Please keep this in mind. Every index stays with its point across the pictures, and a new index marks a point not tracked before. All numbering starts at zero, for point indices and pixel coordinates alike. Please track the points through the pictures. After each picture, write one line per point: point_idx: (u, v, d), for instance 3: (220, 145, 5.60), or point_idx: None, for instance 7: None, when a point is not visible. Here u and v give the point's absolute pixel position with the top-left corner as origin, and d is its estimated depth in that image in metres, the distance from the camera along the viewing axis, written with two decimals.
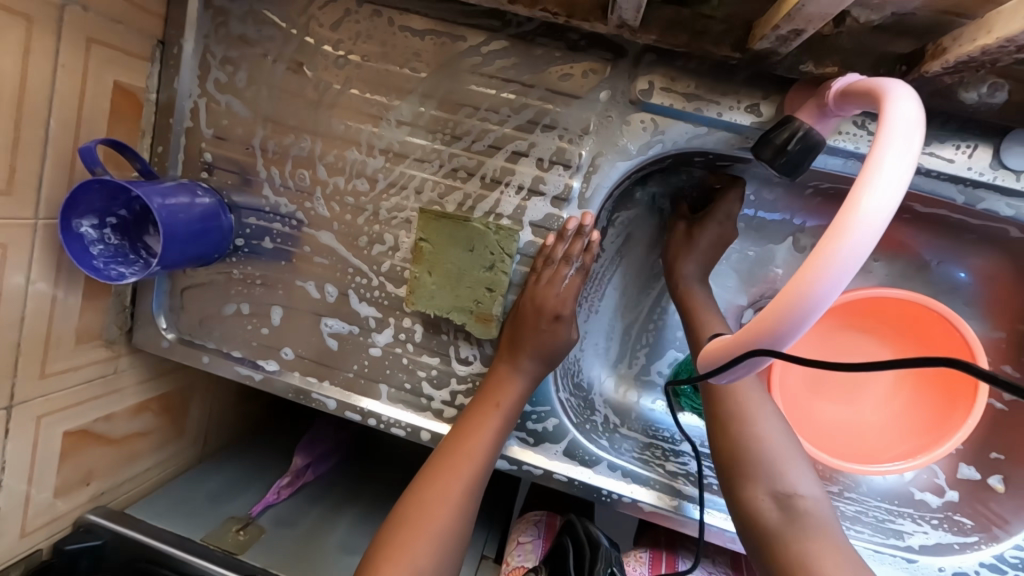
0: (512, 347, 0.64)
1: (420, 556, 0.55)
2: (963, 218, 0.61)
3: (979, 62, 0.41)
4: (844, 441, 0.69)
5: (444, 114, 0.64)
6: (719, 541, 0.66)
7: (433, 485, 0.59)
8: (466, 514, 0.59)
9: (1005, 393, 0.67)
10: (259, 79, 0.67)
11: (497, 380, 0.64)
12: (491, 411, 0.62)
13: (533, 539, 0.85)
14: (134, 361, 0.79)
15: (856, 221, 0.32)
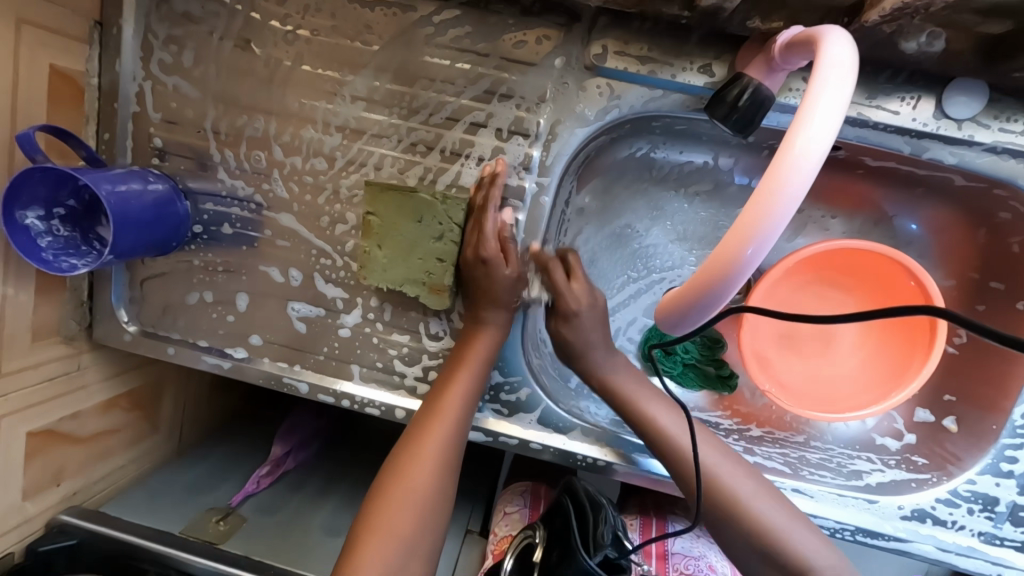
0: (473, 307, 0.64)
1: (399, 522, 0.56)
2: (910, 170, 0.63)
3: (913, 7, 0.42)
4: (825, 388, 0.72)
5: (400, 88, 0.63)
6: None
7: (412, 448, 0.60)
8: (447, 472, 0.60)
9: (956, 338, 0.70)
10: (207, 59, 0.65)
11: (466, 339, 0.64)
12: (460, 371, 0.63)
13: (519, 509, 0.88)
14: (98, 357, 0.77)
15: (793, 157, 0.33)
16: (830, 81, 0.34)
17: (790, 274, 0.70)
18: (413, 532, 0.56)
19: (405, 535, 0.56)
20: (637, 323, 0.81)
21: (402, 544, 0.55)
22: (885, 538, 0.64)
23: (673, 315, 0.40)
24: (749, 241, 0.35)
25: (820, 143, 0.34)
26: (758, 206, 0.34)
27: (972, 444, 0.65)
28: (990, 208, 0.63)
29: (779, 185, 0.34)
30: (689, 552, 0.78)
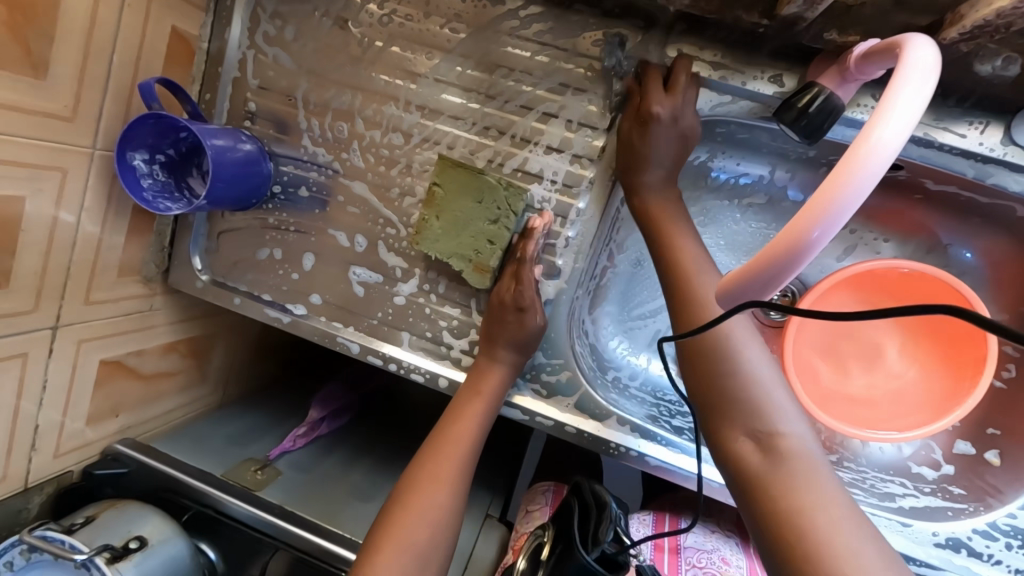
0: (490, 343, 0.68)
1: (414, 534, 0.59)
2: (971, 197, 0.63)
3: (993, 26, 0.44)
4: (879, 412, 0.71)
5: (480, 74, 0.67)
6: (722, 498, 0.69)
7: (426, 470, 0.64)
8: (457, 496, 0.64)
9: (1003, 372, 0.69)
10: (306, 34, 0.70)
11: (479, 372, 0.68)
12: (473, 400, 0.67)
13: (541, 506, 0.89)
14: (168, 302, 0.82)
15: (870, 147, 0.35)
16: (909, 86, 0.36)
17: (835, 291, 0.71)
18: (424, 546, 0.59)
19: (417, 547, 0.59)
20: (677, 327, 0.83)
21: (414, 558, 0.58)
22: (917, 563, 0.63)
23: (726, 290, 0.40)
24: (817, 223, 0.36)
25: (892, 142, 0.35)
26: (831, 189, 0.36)
27: (1015, 478, 0.64)
28: None
29: (856, 175, 0.35)
30: (702, 546, 0.79)
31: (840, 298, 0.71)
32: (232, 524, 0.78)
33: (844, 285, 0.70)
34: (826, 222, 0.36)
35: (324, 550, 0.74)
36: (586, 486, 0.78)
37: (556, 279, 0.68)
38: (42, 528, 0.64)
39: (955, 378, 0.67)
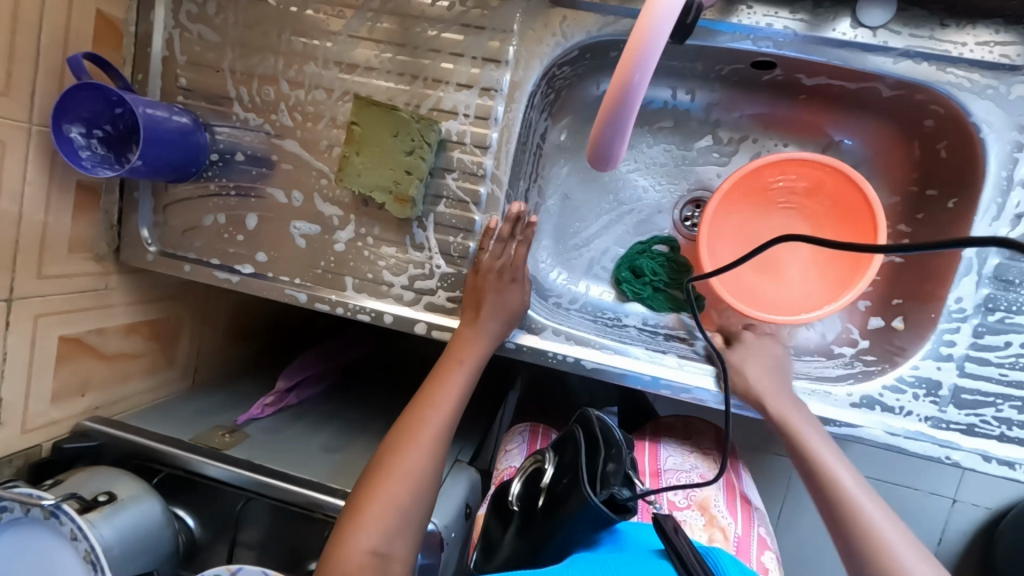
0: (475, 309, 0.71)
1: (396, 492, 0.64)
2: (843, 85, 0.70)
3: None
4: (800, 298, 0.76)
5: (390, 25, 0.73)
6: (666, 394, 0.72)
7: (409, 432, 0.69)
8: (437, 454, 0.68)
9: (902, 247, 0.75)
10: (228, 8, 0.75)
11: (462, 339, 0.72)
12: (454, 369, 0.71)
13: (518, 445, 0.93)
14: (124, 282, 0.86)
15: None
16: None
17: (738, 200, 0.78)
18: (406, 501, 0.64)
19: (397, 503, 0.64)
20: (610, 253, 0.88)
21: (395, 512, 0.63)
22: (836, 424, 0.68)
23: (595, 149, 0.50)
24: (633, 68, 0.45)
25: None
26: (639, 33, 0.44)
27: (916, 335, 0.69)
28: (917, 116, 0.69)
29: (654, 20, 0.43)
30: (681, 467, 0.86)
31: (741, 201, 0.78)
32: (204, 482, 0.81)
33: (749, 178, 0.76)
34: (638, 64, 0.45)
35: (291, 493, 0.77)
36: (594, 419, 0.75)
37: (481, 205, 0.73)
38: (10, 488, 0.66)
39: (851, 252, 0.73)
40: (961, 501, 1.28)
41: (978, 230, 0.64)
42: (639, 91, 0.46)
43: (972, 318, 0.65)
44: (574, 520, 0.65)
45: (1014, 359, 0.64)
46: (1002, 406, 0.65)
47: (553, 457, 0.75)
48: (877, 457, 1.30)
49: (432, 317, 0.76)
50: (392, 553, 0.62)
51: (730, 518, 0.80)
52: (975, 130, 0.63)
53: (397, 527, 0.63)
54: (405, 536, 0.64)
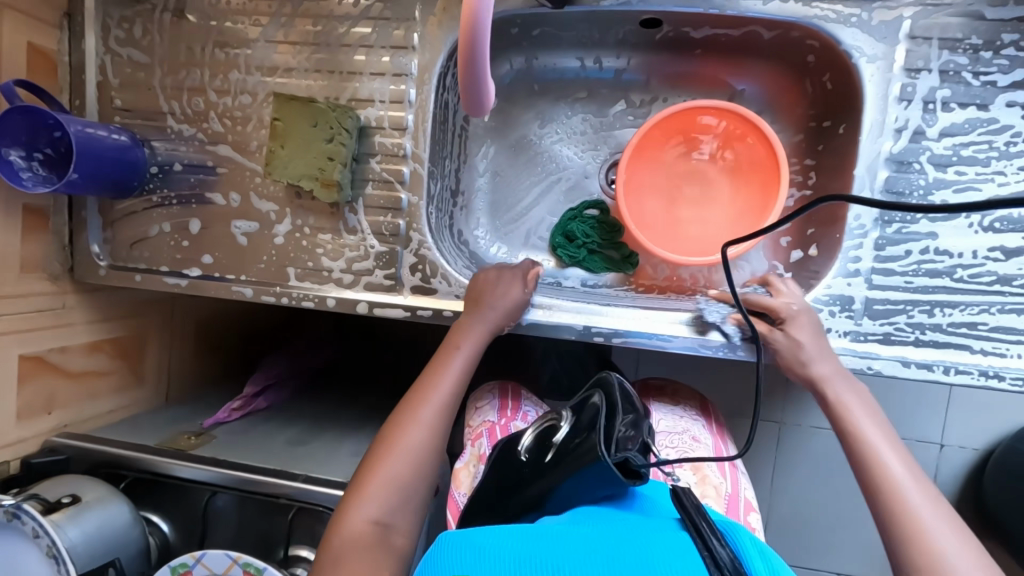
0: (470, 304, 0.75)
1: (393, 472, 0.65)
2: (728, 33, 0.75)
3: None
4: (720, 238, 0.81)
5: (303, 27, 0.78)
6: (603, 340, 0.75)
7: (406, 416, 0.70)
8: (439, 432, 0.70)
9: (810, 179, 0.79)
10: (154, 29, 0.81)
11: (461, 326, 0.75)
12: (452, 353, 0.73)
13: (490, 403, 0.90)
14: (83, 302, 0.89)
15: None
16: None
17: (653, 153, 0.82)
18: (406, 478, 0.66)
19: (395, 483, 0.65)
20: (545, 223, 0.92)
21: (394, 487, 0.65)
22: (761, 349, 0.71)
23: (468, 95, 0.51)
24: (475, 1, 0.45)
25: None
26: None
27: (828, 257, 0.72)
28: (800, 53, 0.74)
29: None
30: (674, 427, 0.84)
31: (655, 152, 0.83)
32: (171, 482, 0.83)
33: (658, 130, 0.81)
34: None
35: (254, 481, 0.79)
36: (614, 381, 0.69)
37: (405, 183, 0.77)
38: None
39: (760, 188, 0.78)
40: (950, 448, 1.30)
41: (864, 148, 0.68)
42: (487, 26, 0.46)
43: (872, 232, 0.68)
44: (581, 474, 0.58)
45: (916, 266, 0.67)
46: (913, 312, 0.68)
47: (569, 414, 0.68)
48: None
49: (372, 295, 0.79)
50: (393, 525, 0.63)
51: (721, 476, 0.81)
52: (849, 56, 0.68)
53: (398, 502, 0.64)
54: (407, 510, 0.65)
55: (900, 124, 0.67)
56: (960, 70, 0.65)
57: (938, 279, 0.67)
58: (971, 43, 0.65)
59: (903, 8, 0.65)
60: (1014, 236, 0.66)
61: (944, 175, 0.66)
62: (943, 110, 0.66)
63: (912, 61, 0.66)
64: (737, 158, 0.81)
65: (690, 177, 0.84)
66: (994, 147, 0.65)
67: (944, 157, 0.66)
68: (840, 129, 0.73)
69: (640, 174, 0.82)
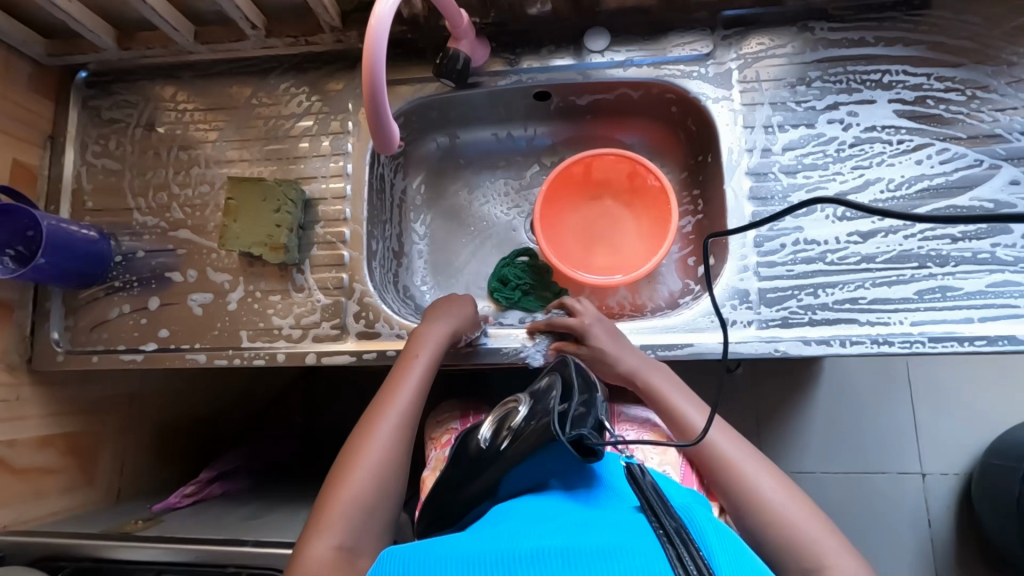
0: (421, 326, 0.79)
1: (359, 488, 0.65)
2: (607, 98, 0.92)
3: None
4: (635, 263, 0.93)
5: (255, 126, 0.92)
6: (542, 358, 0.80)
7: (369, 429, 0.70)
8: (401, 442, 0.70)
9: (698, 206, 0.93)
10: (126, 142, 0.94)
11: (419, 338, 0.77)
12: (414, 362, 0.75)
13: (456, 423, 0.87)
14: (37, 394, 0.91)
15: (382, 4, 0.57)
16: None
17: (564, 201, 0.96)
18: (367, 499, 0.65)
19: (361, 500, 0.64)
20: (482, 273, 1.01)
21: (358, 510, 0.64)
22: (679, 348, 0.77)
23: (379, 133, 0.61)
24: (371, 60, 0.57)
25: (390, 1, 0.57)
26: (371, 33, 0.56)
27: (721, 260, 0.82)
28: (665, 107, 0.90)
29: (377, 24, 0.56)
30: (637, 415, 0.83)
31: (558, 206, 0.96)
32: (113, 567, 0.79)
33: (557, 187, 0.94)
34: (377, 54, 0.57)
35: (201, 550, 0.77)
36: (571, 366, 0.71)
37: (347, 242, 0.87)
38: None
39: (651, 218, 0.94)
40: (931, 474, 1.29)
41: (727, 167, 0.81)
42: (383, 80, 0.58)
43: (749, 233, 0.79)
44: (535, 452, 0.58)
45: (793, 255, 0.78)
46: (800, 295, 0.76)
47: (527, 399, 0.67)
48: (831, 447, 1.33)
49: (320, 346, 0.84)
50: (359, 547, 0.62)
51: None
52: (700, 101, 0.84)
53: (362, 517, 0.64)
54: (372, 527, 0.64)
55: (750, 146, 0.81)
56: (785, 101, 0.81)
57: (813, 264, 0.77)
58: (788, 81, 0.82)
59: (731, 62, 0.83)
60: (865, 221, 0.77)
61: (795, 180, 0.79)
62: (780, 132, 0.81)
63: (747, 99, 0.82)
64: (622, 195, 0.97)
65: (601, 216, 0.97)
66: (828, 154, 0.80)
67: (792, 166, 0.80)
68: (708, 159, 0.88)
69: (551, 228, 0.95)
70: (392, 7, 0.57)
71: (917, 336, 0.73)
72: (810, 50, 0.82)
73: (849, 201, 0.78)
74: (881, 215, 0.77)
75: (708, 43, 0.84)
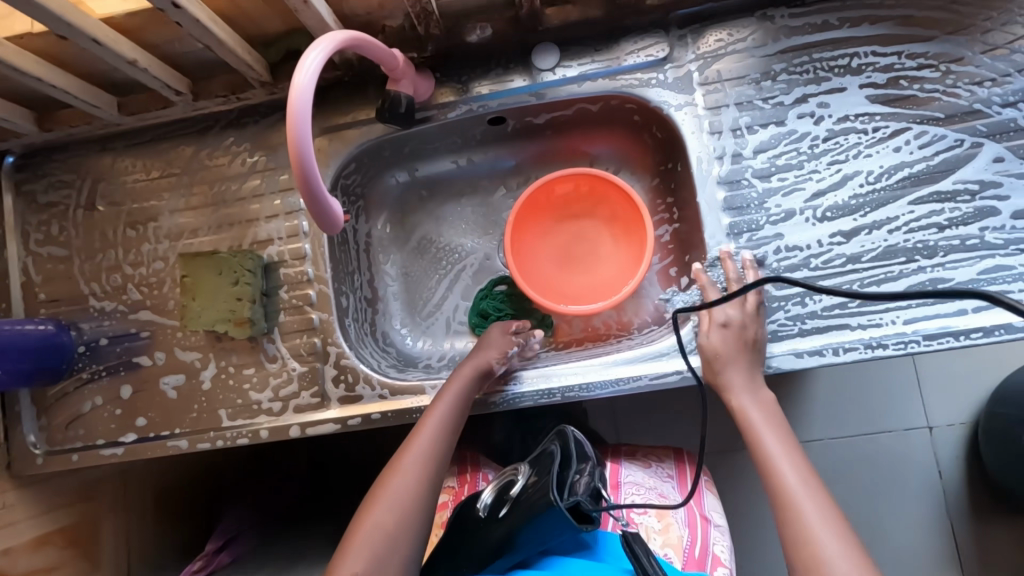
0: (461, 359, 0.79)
1: (386, 516, 0.63)
2: (565, 114, 0.86)
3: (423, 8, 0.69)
4: (618, 281, 0.90)
5: (200, 191, 0.87)
6: (531, 403, 0.78)
7: (402, 457, 0.68)
8: (433, 473, 0.68)
9: (674, 214, 0.89)
10: (69, 225, 0.89)
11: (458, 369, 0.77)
12: (451, 393, 0.74)
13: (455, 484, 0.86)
14: (24, 496, 0.88)
15: (299, 80, 0.53)
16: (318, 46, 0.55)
17: (536, 226, 0.94)
18: (395, 525, 0.62)
19: (388, 528, 0.62)
20: (461, 307, 0.98)
21: (383, 538, 0.61)
22: (669, 376, 0.75)
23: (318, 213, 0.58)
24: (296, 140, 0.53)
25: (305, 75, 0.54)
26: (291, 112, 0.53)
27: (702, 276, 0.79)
28: (627, 116, 0.85)
29: (296, 103, 0.53)
30: (642, 481, 0.82)
31: (532, 229, 0.94)
32: None
33: (529, 211, 0.92)
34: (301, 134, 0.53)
35: None
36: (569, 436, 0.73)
37: (314, 304, 0.83)
38: None
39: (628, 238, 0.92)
40: None
41: (698, 178, 0.77)
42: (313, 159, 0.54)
43: (728, 246, 0.75)
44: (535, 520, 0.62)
45: (776, 264, 0.74)
46: (788, 306, 0.74)
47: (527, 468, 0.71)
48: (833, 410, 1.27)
49: (303, 417, 0.81)
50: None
51: (687, 529, 0.77)
52: (662, 109, 0.79)
53: (388, 549, 0.61)
54: (396, 559, 0.61)
55: (719, 153, 0.77)
56: (752, 100, 0.77)
57: (798, 271, 0.74)
58: (752, 77, 0.77)
59: (690, 64, 0.78)
60: (847, 220, 0.74)
61: (771, 184, 0.75)
62: (750, 133, 0.76)
63: (711, 102, 0.78)
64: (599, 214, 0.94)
65: (577, 235, 0.95)
66: (802, 151, 0.75)
67: (765, 170, 0.76)
68: (678, 167, 0.84)
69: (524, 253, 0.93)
70: (312, 76, 0.54)
71: (911, 336, 0.71)
72: (773, 41, 0.77)
73: (828, 200, 0.74)
74: (863, 211, 0.74)
75: (664, 46, 0.78)
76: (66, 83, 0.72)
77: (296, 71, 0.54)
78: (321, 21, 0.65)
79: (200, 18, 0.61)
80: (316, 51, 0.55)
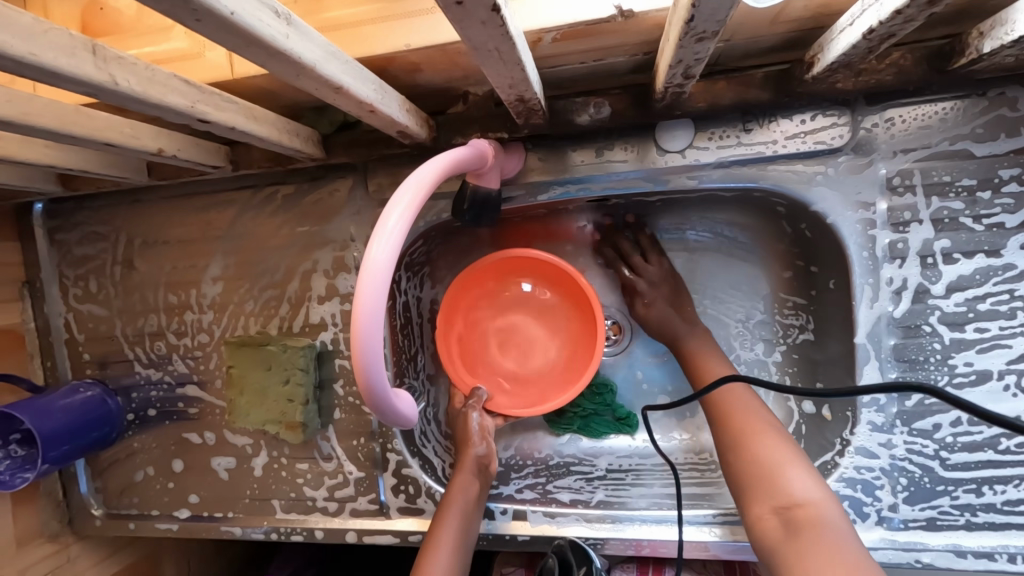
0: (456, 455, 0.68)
1: None
2: (684, 195, 0.67)
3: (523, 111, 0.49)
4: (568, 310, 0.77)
5: (242, 261, 0.75)
6: (620, 551, 0.68)
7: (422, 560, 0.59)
8: None
9: (808, 324, 0.71)
10: (107, 282, 0.80)
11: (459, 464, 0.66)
12: (459, 481, 0.64)
13: None
14: (88, 546, 0.87)
15: (372, 256, 0.40)
16: (399, 206, 0.42)
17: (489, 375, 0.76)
18: None
19: None
20: None
21: None
22: None
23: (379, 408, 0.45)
24: (355, 335, 0.41)
25: (383, 245, 0.40)
26: (359, 301, 0.40)
27: (839, 429, 0.63)
28: (768, 203, 0.66)
29: (365, 292, 0.40)
30: None
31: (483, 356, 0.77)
32: None
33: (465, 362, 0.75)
34: (366, 330, 0.41)
35: None
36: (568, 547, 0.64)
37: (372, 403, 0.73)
38: None
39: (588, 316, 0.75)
40: None
41: (862, 314, 0.59)
42: (379, 355, 0.42)
43: (890, 408, 0.59)
44: None
45: (950, 439, 0.58)
46: (956, 492, 0.58)
47: None
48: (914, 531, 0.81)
49: (360, 522, 0.75)
50: None
51: None
52: (822, 215, 0.60)
53: None
54: None
55: (898, 285, 0.58)
56: (957, 217, 0.56)
57: (979, 453, 0.58)
58: (965, 184, 0.56)
59: (876, 158, 0.57)
60: None
61: (962, 335, 0.57)
62: (945, 263, 0.57)
63: (896, 213, 0.57)
64: (580, 318, 0.77)
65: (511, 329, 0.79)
66: (1017, 296, 0.56)
67: (958, 315, 0.57)
68: (827, 278, 0.66)
69: (478, 309, 0.78)
70: (392, 248, 0.41)
71: None
72: (1006, 135, 0.54)
73: None
74: None
75: (844, 130, 0.57)
76: (85, 163, 0.59)
77: (370, 240, 0.41)
78: (389, 122, 0.48)
79: (237, 126, 0.46)
80: (399, 210, 0.41)
